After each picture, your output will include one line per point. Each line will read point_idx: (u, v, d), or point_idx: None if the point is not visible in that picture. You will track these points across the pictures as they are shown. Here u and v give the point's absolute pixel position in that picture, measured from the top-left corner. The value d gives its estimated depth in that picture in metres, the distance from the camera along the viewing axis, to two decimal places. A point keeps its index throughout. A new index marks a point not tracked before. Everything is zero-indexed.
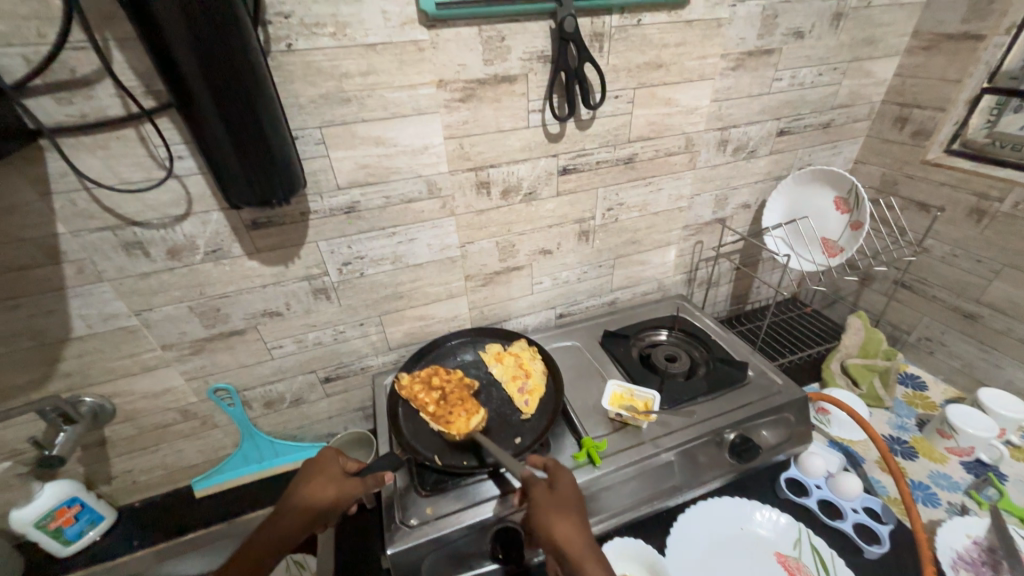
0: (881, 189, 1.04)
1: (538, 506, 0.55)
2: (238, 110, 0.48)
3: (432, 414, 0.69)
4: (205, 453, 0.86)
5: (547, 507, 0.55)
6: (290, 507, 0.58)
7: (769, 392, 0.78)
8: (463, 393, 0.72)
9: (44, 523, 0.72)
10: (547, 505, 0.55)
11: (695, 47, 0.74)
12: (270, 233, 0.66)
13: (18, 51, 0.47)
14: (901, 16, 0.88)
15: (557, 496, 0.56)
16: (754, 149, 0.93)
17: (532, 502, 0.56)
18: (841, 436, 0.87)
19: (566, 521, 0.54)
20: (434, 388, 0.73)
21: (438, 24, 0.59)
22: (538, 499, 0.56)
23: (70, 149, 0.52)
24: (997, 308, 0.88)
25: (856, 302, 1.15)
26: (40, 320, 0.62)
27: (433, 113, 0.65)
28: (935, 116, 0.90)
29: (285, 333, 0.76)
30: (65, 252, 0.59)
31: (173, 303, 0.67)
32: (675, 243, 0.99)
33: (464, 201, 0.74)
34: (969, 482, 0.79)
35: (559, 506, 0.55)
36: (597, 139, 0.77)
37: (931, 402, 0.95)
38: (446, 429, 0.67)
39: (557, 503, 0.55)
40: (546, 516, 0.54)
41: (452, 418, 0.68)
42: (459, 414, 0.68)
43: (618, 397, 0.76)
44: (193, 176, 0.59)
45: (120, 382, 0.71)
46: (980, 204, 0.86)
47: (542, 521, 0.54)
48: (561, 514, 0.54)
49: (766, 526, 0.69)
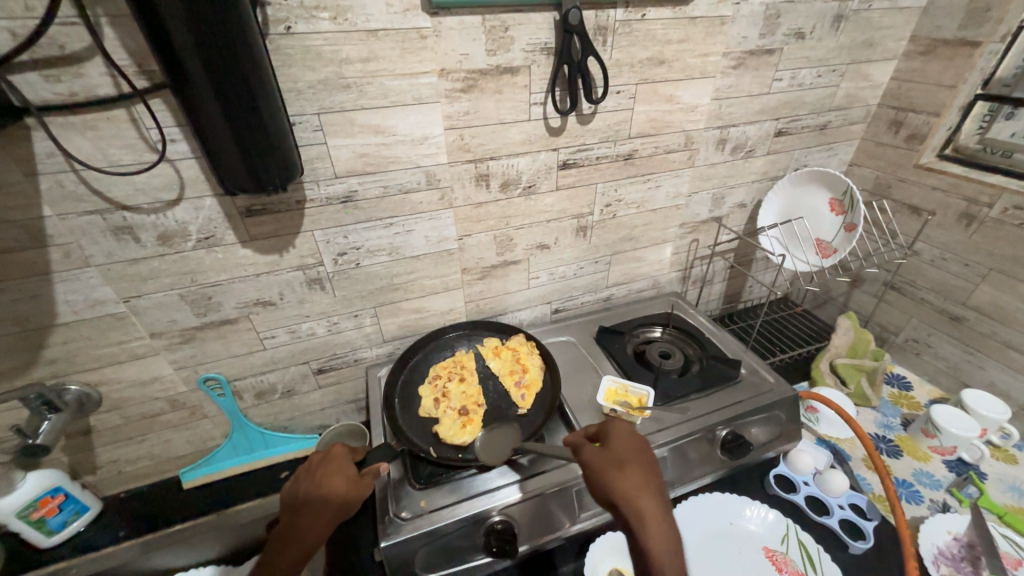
0: (874, 191, 1.06)
1: (619, 462, 0.54)
2: (235, 93, 0.47)
3: (515, 388, 0.74)
4: (193, 443, 0.84)
5: (636, 463, 0.54)
6: (303, 507, 0.56)
7: (760, 389, 0.79)
8: (516, 370, 0.77)
9: (26, 513, 0.70)
10: (636, 464, 0.53)
11: (697, 44, 0.73)
12: (264, 221, 0.65)
13: (6, 24, 0.45)
14: (900, 20, 0.89)
15: (637, 452, 0.55)
16: (752, 149, 0.93)
17: (595, 460, 0.55)
18: (828, 433, 0.88)
19: (653, 484, 0.52)
20: (473, 382, 0.75)
21: (441, 12, 0.58)
22: (622, 455, 0.55)
23: (58, 129, 0.51)
24: (983, 311, 0.89)
25: (846, 303, 1.17)
26: (24, 305, 0.60)
27: (434, 103, 0.64)
28: (929, 121, 0.91)
29: (278, 323, 0.74)
30: (51, 236, 0.57)
31: (164, 290, 0.65)
32: (671, 241, 0.99)
33: (463, 194, 0.74)
34: (951, 480, 0.81)
35: (645, 465, 0.54)
36: (597, 134, 0.77)
37: (916, 402, 0.97)
38: (528, 389, 0.74)
39: (637, 459, 0.54)
40: (626, 472, 0.53)
41: (523, 382, 0.75)
42: (524, 380, 0.75)
43: (613, 392, 0.77)
44: (186, 160, 0.57)
45: (107, 370, 0.70)
46: (970, 209, 0.88)
47: (620, 481, 0.52)
48: (644, 473, 0.53)
49: (756, 522, 0.70)
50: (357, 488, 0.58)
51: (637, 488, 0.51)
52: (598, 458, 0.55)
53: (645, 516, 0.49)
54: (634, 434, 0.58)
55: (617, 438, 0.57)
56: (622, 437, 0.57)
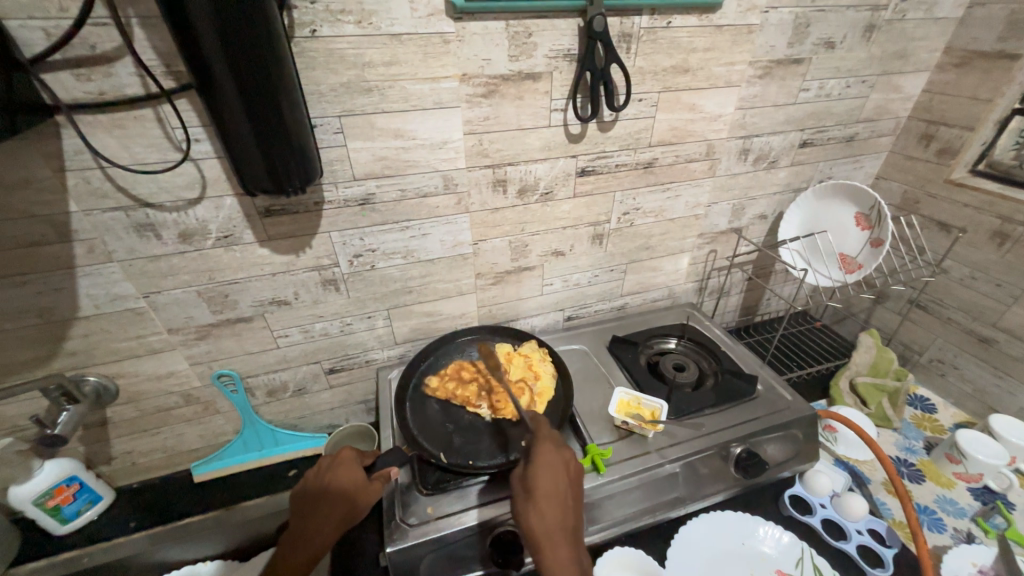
0: (902, 207, 1.03)
1: (530, 490, 0.53)
2: (260, 97, 0.47)
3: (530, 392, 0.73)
4: (205, 438, 0.85)
5: (547, 493, 0.53)
6: (312, 508, 0.57)
7: (777, 407, 0.77)
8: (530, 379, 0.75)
9: (43, 500, 0.72)
10: (545, 495, 0.53)
11: (723, 53, 0.72)
12: (283, 221, 0.65)
13: (41, 24, 0.46)
14: (934, 31, 0.86)
15: (557, 480, 0.54)
16: (775, 159, 0.91)
17: (518, 483, 0.55)
18: (847, 454, 0.86)
19: (562, 517, 0.52)
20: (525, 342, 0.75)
21: (465, 17, 0.57)
22: (536, 484, 0.54)
23: (86, 126, 0.52)
24: (1015, 333, 0.86)
25: (868, 319, 1.14)
26: (47, 298, 0.62)
27: (454, 108, 0.63)
28: (962, 135, 0.89)
29: (293, 322, 0.75)
30: (76, 231, 0.58)
31: (182, 286, 0.66)
32: (689, 251, 0.98)
33: (480, 199, 0.73)
34: (976, 508, 0.78)
35: (557, 492, 0.54)
36: (618, 142, 0.76)
37: (940, 425, 0.94)
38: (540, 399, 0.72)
39: (552, 486, 0.54)
40: (533, 501, 0.53)
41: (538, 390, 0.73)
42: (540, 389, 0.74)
43: (625, 405, 0.75)
44: (209, 160, 0.58)
45: (125, 363, 0.71)
46: (1004, 227, 0.85)
47: (529, 509, 0.52)
48: (556, 504, 0.52)
49: (770, 543, 0.68)
50: (364, 493, 0.57)
51: (542, 520, 0.51)
52: (518, 479, 0.55)
53: (542, 544, 0.50)
54: (553, 454, 0.56)
55: (537, 462, 0.55)
56: (547, 459, 0.55)
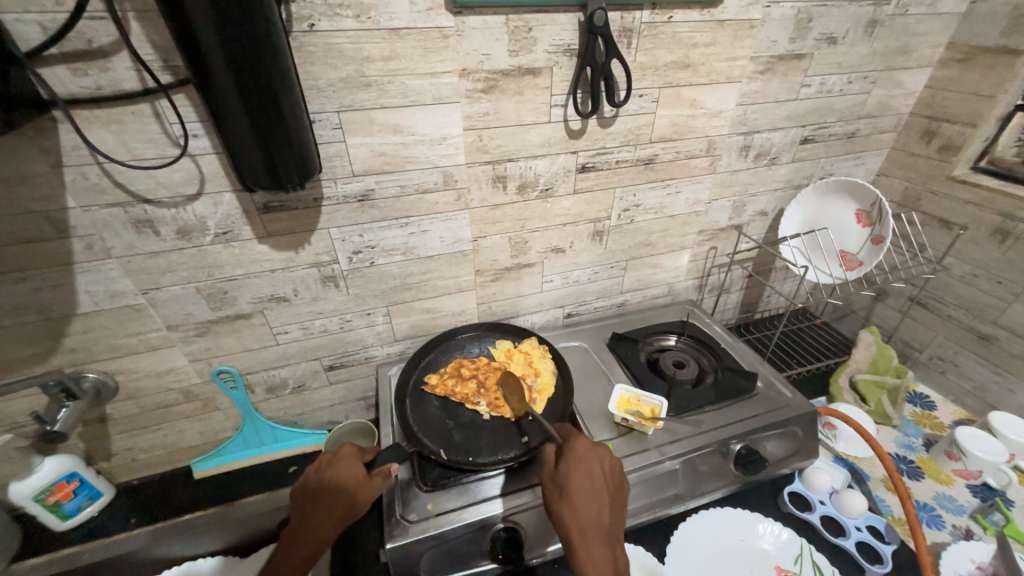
0: (902, 203, 1.02)
1: (562, 486, 0.54)
2: (258, 93, 0.46)
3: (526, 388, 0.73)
4: (205, 434, 0.85)
5: (582, 490, 0.53)
6: (313, 504, 0.57)
7: (777, 404, 0.77)
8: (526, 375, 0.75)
9: (43, 496, 0.72)
10: (580, 491, 0.53)
11: (724, 48, 0.72)
12: (282, 217, 0.65)
13: (36, 18, 0.45)
14: (937, 26, 0.86)
15: (592, 478, 0.54)
16: (776, 156, 0.91)
17: (549, 480, 0.55)
18: (846, 451, 0.86)
19: (597, 513, 0.52)
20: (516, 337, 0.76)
21: (464, 11, 0.57)
22: (570, 479, 0.54)
23: (83, 122, 0.51)
24: (1015, 331, 0.86)
25: (868, 316, 1.14)
26: (46, 294, 0.61)
27: (454, 103, 0.63)
28: (964, 131, 0.88)
29: (292, 319, 0.75)
30: (74, 227, 0.58)
31: (181, 283, 0.66)
32: (689, 248, 0.97)
33: (479, 195, 0.73)
34: (975, 506, 0.78)
35: (590, 489, 0.53)
36: (618, 138, 0.75)
37: (939, 422, 0.94)
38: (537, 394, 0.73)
39: (585, 484, 0.54)
40: (566, 497, 0.53)
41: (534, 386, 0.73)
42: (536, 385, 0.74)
43: (625, 401, 0.74)
44: (207, 156, 0.57)
45: (124, 360, 0.71)
46: (1005, 224, 0.84)
47: (563, 505, 0.52)
48: (590, 501, 0.52)
49: (769, 540, 0.68)
50: (365, 488, 0.57)
51: (577, 514, 0.51)
52: (549, 476, 0.55)
53: (578, 538, 0.50)
54: (587, 452, 0.56)
55: (571, 459, 0.55)
56: (580, 456, 0.56)
